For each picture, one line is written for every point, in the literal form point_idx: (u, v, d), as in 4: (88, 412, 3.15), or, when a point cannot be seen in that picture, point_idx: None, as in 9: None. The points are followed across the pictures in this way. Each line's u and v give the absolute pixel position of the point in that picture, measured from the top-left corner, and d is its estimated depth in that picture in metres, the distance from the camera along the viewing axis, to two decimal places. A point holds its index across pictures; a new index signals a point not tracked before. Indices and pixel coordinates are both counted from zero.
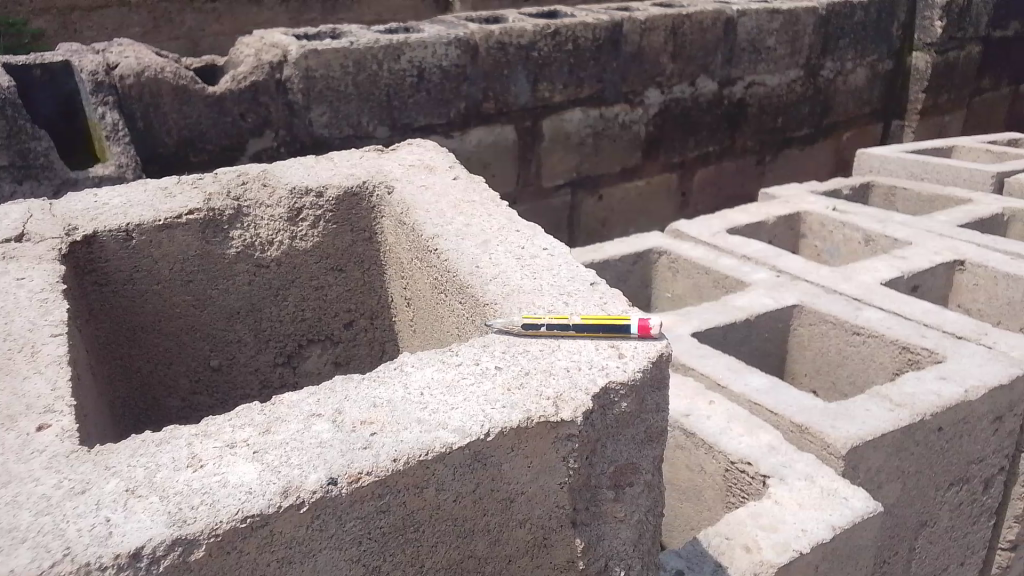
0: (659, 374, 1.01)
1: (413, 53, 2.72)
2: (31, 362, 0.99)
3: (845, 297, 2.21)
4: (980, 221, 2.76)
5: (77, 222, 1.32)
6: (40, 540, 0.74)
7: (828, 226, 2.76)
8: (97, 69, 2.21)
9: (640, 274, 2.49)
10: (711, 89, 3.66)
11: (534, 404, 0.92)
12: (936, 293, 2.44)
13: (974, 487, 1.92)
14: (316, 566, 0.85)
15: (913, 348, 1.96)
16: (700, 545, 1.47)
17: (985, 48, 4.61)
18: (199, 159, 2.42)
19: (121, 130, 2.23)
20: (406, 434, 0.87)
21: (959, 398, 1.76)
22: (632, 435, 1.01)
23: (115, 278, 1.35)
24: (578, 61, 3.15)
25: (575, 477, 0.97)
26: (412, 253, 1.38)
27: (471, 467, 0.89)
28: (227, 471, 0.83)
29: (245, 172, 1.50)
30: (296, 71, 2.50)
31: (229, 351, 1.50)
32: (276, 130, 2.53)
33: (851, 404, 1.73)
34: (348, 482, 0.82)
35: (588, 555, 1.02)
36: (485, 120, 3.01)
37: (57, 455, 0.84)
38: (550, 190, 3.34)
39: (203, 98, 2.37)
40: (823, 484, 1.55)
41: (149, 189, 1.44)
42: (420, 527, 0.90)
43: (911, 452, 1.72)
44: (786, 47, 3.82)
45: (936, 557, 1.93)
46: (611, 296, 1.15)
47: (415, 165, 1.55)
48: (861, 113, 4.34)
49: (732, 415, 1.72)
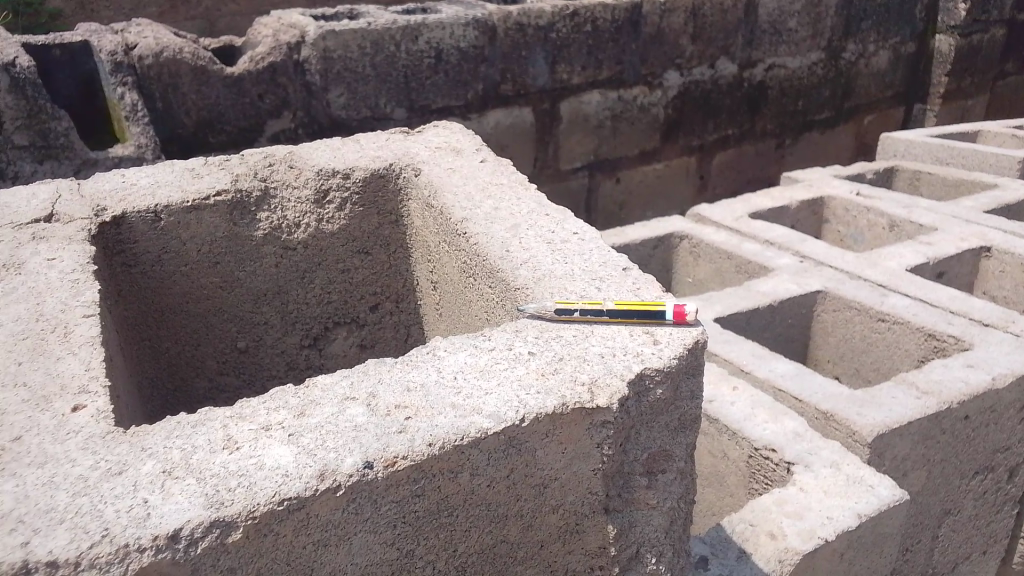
0: (693, 362, 1.00)
1: (431, 34, 2.70)
2: (63, 343, 0.99)
3: (870, 283, 2.18)
4: (1006, 207, 2.72)
5: (105, 203, 1.32)
6: (79, 521, 0.74)
7: (852, 211, 2.73)
8: (117, 49, 2.20)
9: (661, 258, 2.47)
10: (732, 71, 3.61)
11: (569, 390, 0.91)
12: (962, 280, 2.41)
13: (999, 476, 1.90)
14: (351, 549, 0.85)
15: (939, 335, 1.94)
16: (723, 531, 1.46)
17: (1010, 30, 4.52)
18: (218, 140, 2.42)
19: (140, 111, 2.22)
20: (441, 419, 0.87)
21: (987, 386, 1.73)
22: (665, 423, 1.00)
23: (144, 259, 1.35)
24: (597, 42, 3.11)
25: (608, 464, 0.96)
26: (440, 236, 1.37)
27: (506, 452, 0.88)
28: (264, 453, 0.82)
29: (272, 153, 1.49)
30: (314, 51, 2.49)
31: (256, 333, 1.50)
32: (295, 111, 2.53)
33: (877, 392, 1.71)
34: (384, 466, 0.82)
35: (621, 541, 1.01)
36: (504, 102, 2.98)
37: (93, 436, 0.84)
38: (568, 172, 3.31)
39: (222, 78, 2.36)
40: (848, 471, 1.54)
41: (176, 170, 1.43)
42: (455, 511, 0.89)
43: (938, 440, 1.70)
44: (808, 29, 3.77)
45: (959, 545, 1.91)
46: (644, 282, 1.13)
47: (442, 148, 1.54)
48: (883, 96, 4.28)
49: (757, 401, 1.71)
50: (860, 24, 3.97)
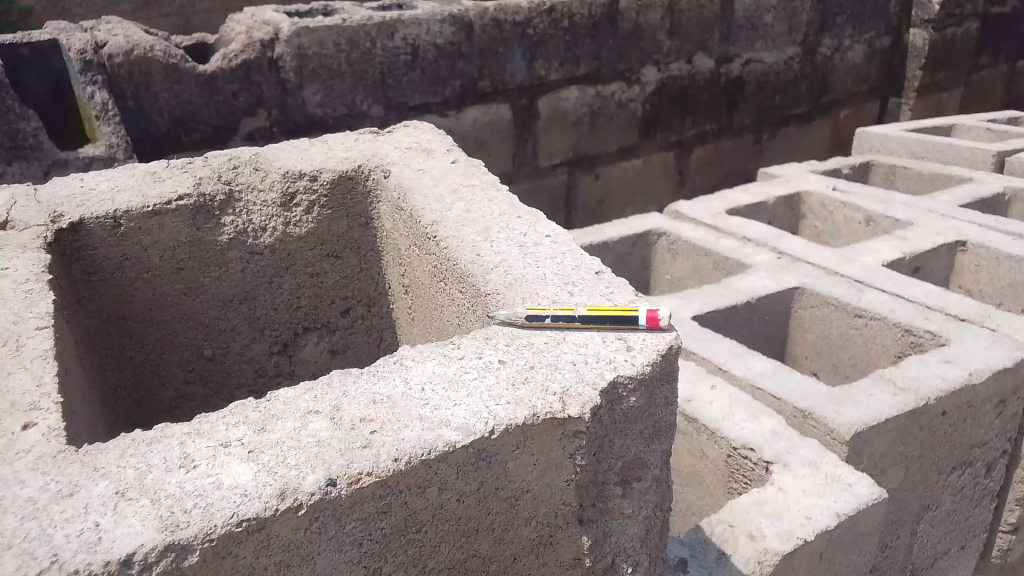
0: (668, 368, 0.98)
1: (407, 31, 2.66)
2: (15, 356, 0.95)
3: (847, 279, 2.17)
4: (982, 201, 2.72)
5: (63, 209, 1.27)
6: (27, 547, 0.70)
7: (828, 207, 2.73)
8: (86, 48, 2.15)
9: (639, 256, 2.45)
10: (709, 67, 3.60)
11: (540, 399, 0.89)
12: (938, 274, 2.41)
13: (976, 471, 1.90)
14: (315, 569, 0.82)
15: (915, 330, 1.93)
16: (702, 532, 1.44)
17: (983, 26, 4.55)
18: (191, 140, 2.37)
19: (111, 110, 2.17)
20: (407, 432, 0.84)
21: (964, 382, 1.73)
22: (640, 430, 0.98)
23: (103, 267, 1.30)
24: (574, 38, 3.09)
25: (582, 474, 0.94)
26: (410, 240, 1.34)
27: (476, 466, 0.86)
28: (222, 472, 0.79)
29: (236, 155, 1.45)
30: (288, 49, 2.45)
31: (223, 340, 1.46)
32: (269, 109, 2.48)
33: (855, 389, 1.70)
34: (347, 483, 0.79)
35: (596, 552, 0.99)
36: (481, 99, 2.95)
37: (44, 455, 0.80)
38: (546, 170, 3.29)
39: (194, 77, 2.31)
40: (827, 470, 1.52)
41: (138, 173, 1.39)
42: (423, 527, 0.87)
43: (915, 437, 1.70)
44: (783, 24, 3.78)
45: (938, 540, 1.91)
46: (618, 286, 1.11)
47: (413, 149, 1.51)
48: (858, 91, 4.30)
49: (734, 400, 1.70)
50: (835, 20, 3.98)
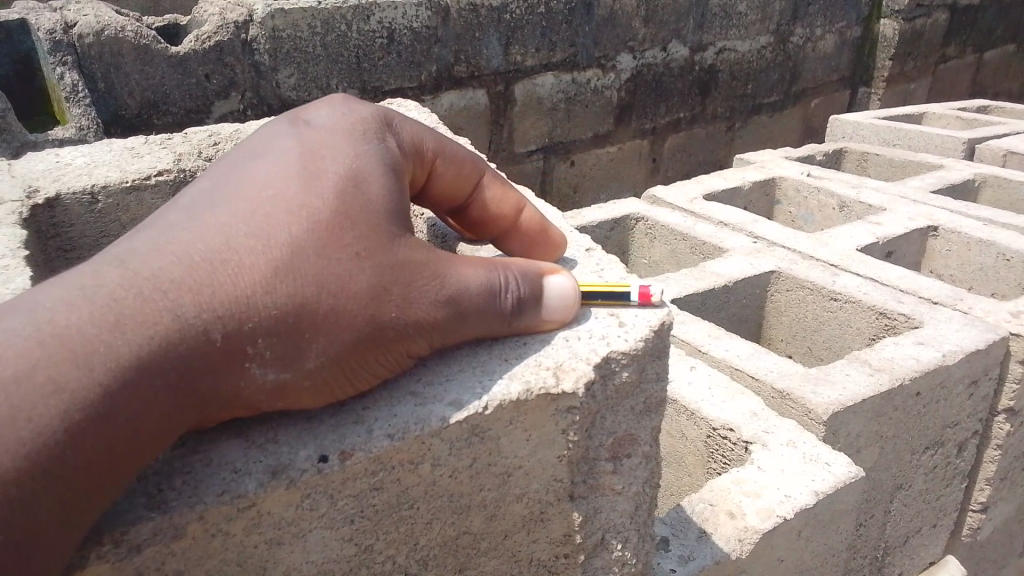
0: (660, 344, 0.97)
1: (383, 14, 2.62)
2: None
3: (821, 263, 2.19)
4: (952, 187, 2.76)
5: (38, 185, 1.24)
6: None
7: (802, 193, 2.75)
8: (55, 27, 2.07)
9: (617, 241, 2.46)
10: (683, 55, 3.61)
11: (533, 374, 0.88)
12: (910, 259, 2.44)
13: (948, 451, 1.93)
14: (306, 547, 0.81)
15: (889, 313, 1.95)
16: (683, 510, 1.46)
17: (951, 16, 4.61)
18: (163, 122, 2.32)
19: (81, 91, 2.10)
20: (400, 408, 0.84)
21: (937, 364, 1.75)
22: (630, 407, 0.98)
23: (80, 244, 1.27)
24: (550, 24, 3.08)
25: (574, 449, 0.94)
26: None
27: (468, 442, 0.86)
28: (212, 450, 0.78)
29: (217, 132, 1.43)
30: (261, 31, 2.40)
31: None
32: (243, 91, 2.44)
33: (832, 370, 1.72)
34: (341, 459, 0.78)
35: (585, 528, 0.99)
36: (456, 83, 2.92)
37: None
38: (522, 156, 3.27)
39: (166, 58, 2.26)
40: (805, 449, 1.54)
41: (116, 149, 1.38)
42: (415, 504, 0.86)
43: (889, 417, 1.72)
44: (757, 13, 3.79)
45: (910, 518, 1.94)
46: (608, 263, 1.11)
47: None
48: (829, 80, 4.34)
49: (713, 380, 1.71)
50: (807, 8, 4.00)
